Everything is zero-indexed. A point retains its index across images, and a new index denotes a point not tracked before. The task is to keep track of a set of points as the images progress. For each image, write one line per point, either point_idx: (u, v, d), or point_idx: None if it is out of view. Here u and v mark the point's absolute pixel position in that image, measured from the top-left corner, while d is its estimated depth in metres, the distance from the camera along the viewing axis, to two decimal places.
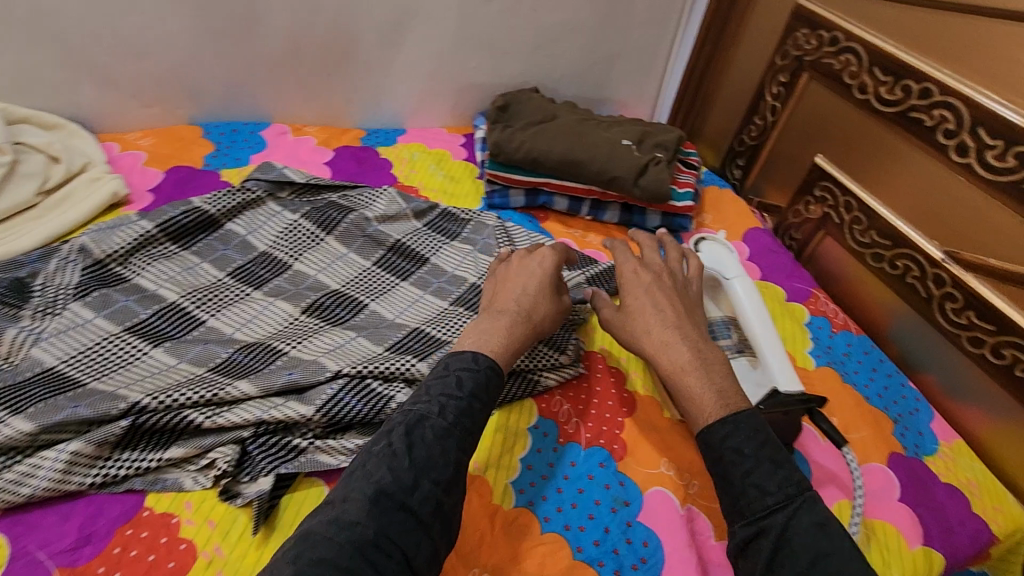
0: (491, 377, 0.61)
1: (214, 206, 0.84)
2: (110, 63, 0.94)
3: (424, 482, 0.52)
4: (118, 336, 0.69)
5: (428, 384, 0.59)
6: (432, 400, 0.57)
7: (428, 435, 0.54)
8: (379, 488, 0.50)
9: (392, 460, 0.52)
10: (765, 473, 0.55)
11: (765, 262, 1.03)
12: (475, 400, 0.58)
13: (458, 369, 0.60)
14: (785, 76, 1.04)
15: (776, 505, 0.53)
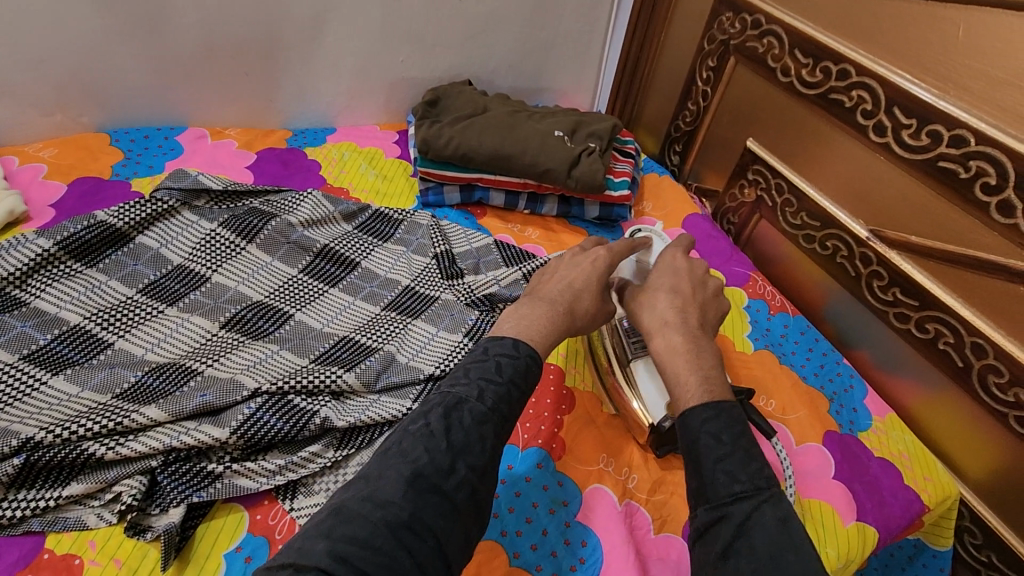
0: (531, 366, 0.56)
1: (122, 219, 0.79)
2: (0, 71, 0.87)
3: (461, 466, 0.48)
4: (13, 366, 0.64)
5: (466, 366, 0.55)
6: (472, 383, 0.53)
7: (467, 420, 0.50)
8: (415, 470, 0.46)
9: (430, 441, 0.48)
10: (740, 461, 0.49)
11: (704, 248, 1.04)
12: (514, 386, 0.54)
13: (499, 354, 0.56)
14: (714, 60, 1.03)
15: (744, 492, 0.47)
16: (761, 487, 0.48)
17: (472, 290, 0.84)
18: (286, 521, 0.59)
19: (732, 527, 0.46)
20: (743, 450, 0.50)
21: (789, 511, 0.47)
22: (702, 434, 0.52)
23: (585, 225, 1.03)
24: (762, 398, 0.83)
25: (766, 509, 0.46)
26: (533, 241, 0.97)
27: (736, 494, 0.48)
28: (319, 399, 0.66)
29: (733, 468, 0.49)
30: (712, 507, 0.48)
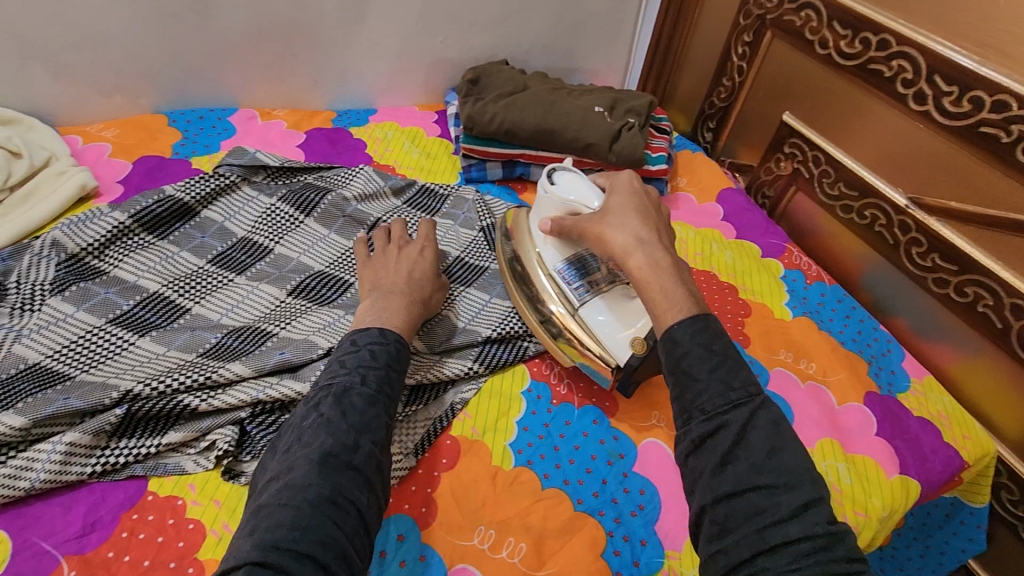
0: (400, 347, 0.61)
1: (189, 193, 0.83)
2: (64, 54, 0.89)
3: (365, 442, 0.51)
4: (102, 329, 0.68)
5: (340, 358, 0.58)
6: (352, 372, 0.56)
7: (358, 402, 0.54)
8: (324, 452, 0.49)
9: (330, 427, 0.51)
10: (731, 368, 0.48)
11: (740, 221, 1.07)
12: (392, 369, 0.59)
13: (369, 342, 0.60)
14: (750, 35, 1.05)
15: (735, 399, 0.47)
16: (754, 392, 0.48)
17: None
18: None
19: (732, 434, 0.46)
20: (731, 355, 0.49)
21: (780, 415, 0.48)
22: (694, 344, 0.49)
23: None
24: (803, 361, 0.86)
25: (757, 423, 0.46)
26: None
27: (732, 401, 0.47)
28: None
29: (729, 377, 0.48)
30: (709, 417, 0.47)
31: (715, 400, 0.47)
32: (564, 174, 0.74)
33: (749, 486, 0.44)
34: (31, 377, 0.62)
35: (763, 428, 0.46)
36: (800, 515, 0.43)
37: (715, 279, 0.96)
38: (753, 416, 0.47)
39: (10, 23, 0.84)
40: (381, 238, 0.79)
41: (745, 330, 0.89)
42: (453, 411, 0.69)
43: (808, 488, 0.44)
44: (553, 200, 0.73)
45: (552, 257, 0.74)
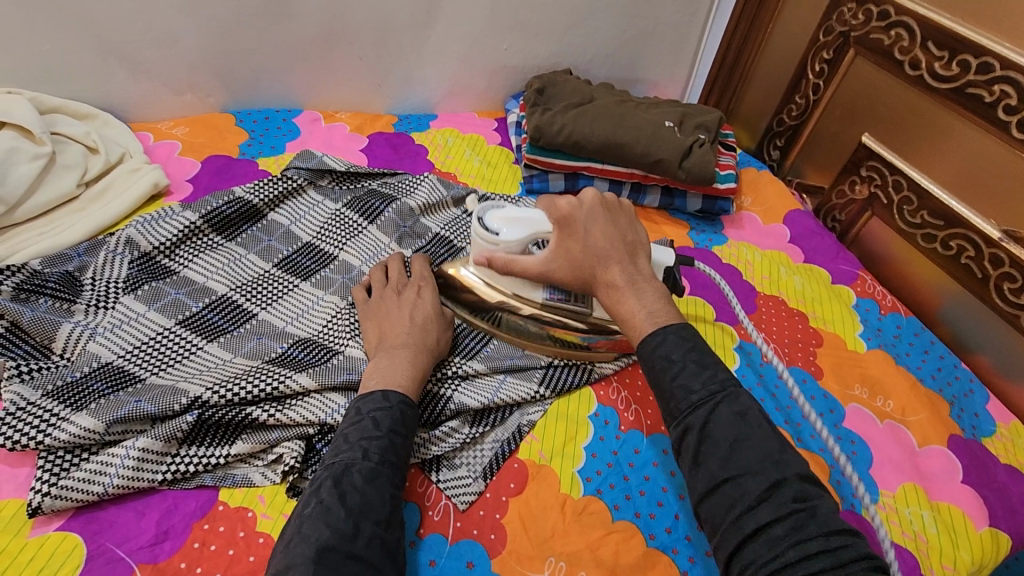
0: (407, 410, 0.59)
1: (258, 197, 0.83)
2: (142, 51, 0.90)
3: (366, 526, 0.49)
4: (172, 331, 0.68)
5: (345, 433, 0.55)
6: (354, 447, 0.53)
7: (358, 481, 0.51)
8: (321, 547, 0.46)
9: (328, 515, 0.49)
10: (690, 372, 0.54)
11: (808, 245, 1.03)
12: (396, 435, 0.56)
13: (374, 410, 0.57)
14: (830, 52, 1.01)
15: (700, 400, 0.53)
16: (713, 391, 0.53)
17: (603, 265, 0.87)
18: (434, 491, 0.62)
19: (695, 435, 0.52)
20: (692, 361, 0.55)
21: (746, 405, 0.52)
22: (656, 358, 0.56)
23: (686, 217, 1.04)
24: (879, 398, 0.81)
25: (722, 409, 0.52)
26: None
27: (693, 403, 0.53)
28: (447, 382, 0.70)
29: (688, 382, 0.54)
30: (677, 423, 0.53)
31: (680, 405, 0.53)
32: (490, 219, 0.70)
33: (719, 482, 0.50)
34: (104, 376, 0.61)
35: (724, 422, 0.51)
36: (770, 497, 0.47)
37: (783, 305, 0.92)
38: (712, 415, 0.52)
39: (95, 18, 0.84)
40: (378, 279, 0.74)
41: (817, 361, 0.85)
42: (521, 433, 0.67)
43: (770, 470, 0.48)
44: (507, 246, 0.69)
45: (530, 291, 0.72)
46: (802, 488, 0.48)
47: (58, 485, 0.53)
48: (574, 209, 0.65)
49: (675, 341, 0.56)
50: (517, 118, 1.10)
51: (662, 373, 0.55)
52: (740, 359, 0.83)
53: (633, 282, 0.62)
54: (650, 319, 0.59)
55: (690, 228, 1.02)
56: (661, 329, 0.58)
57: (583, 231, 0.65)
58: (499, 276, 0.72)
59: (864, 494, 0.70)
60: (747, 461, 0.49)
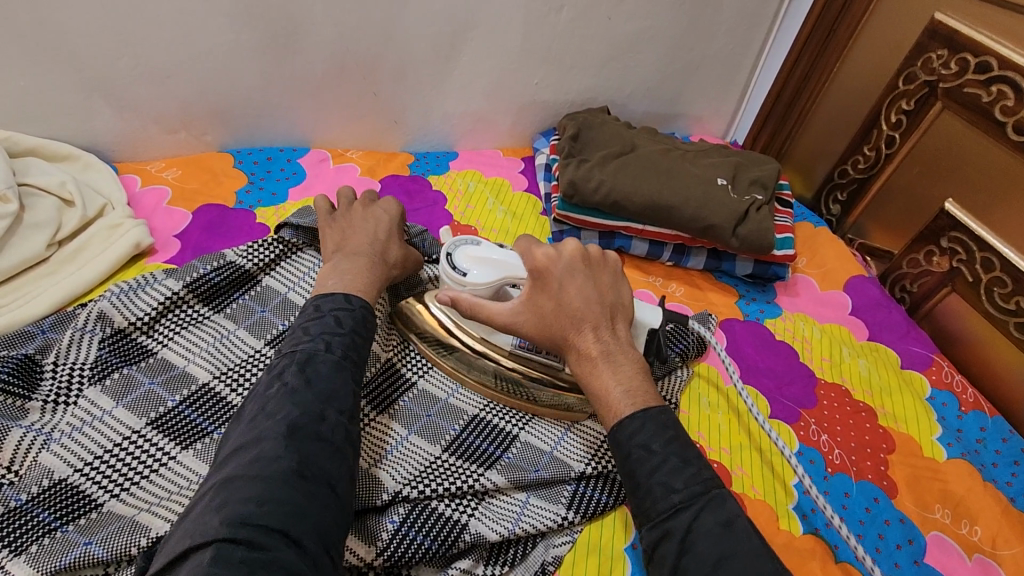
0: (367, 314, 0.61)
1: (252, 261, 0.73)
2: (130, 86, 0.80)
3: (332, 413, 0.50)
4: (140, 435, 0.58)
5: (305, 327, 0.57)
6: (316, 339, 0.55)
7: (323, 370, 0.52)
8: (291, 424, 0.48)
9: (295, 396, 0.50)
10: (672, 469, 0.48)
11: (874, 319, 0.90)
12: (357, 335, 0.58)
13: (334, 309, 0.59)
14: (911, 102, 0.89)
15: (681, 502, 0.46)
16: (698, 492, 0.47)
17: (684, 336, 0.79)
18: None
19: (675, 543, 0.45)
20: (675, 456, 0.49)
21: (732, 513, 0.46)
22: (633, 447, 0.50)
23: (735, 282, 0.92)
24: (965, 523, 0.69)
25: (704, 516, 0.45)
26: (679, 301, 0.87)
27: (675, 504, 0.47)
28: (461, 502, 0.59)
29: (670, 479, 0.48)
30: (652, 525, 0.47)
31: (659, 506, 0.47)
32: (461, 258, 0.64)
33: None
34: (54, 501, 0.52)
35: (709, 533, 0.45)
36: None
37: (847, 397, 0.80)
38: (697, 519, 0.46)
39: (77, 54, 0.75)
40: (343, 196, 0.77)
41: (890, 472, 0.73)
42: (543, 575, 0.57)
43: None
44: (475, 290, 0.63)
45: (499, 336, 0.66)
46: None
47: None
48: (552, 260, 0.60)
49: (654, 429, 0.51)
50: (546, 160, 1.00)
51: (639, 465, 0.49)
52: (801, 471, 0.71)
53: (609, 351, 0.57)
54: (627, 400, 0.53)
55: (740, 296, 0.91)
56: (642, 413, 0.52)
57: (557, 291, 0.59)
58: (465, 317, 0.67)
59: None
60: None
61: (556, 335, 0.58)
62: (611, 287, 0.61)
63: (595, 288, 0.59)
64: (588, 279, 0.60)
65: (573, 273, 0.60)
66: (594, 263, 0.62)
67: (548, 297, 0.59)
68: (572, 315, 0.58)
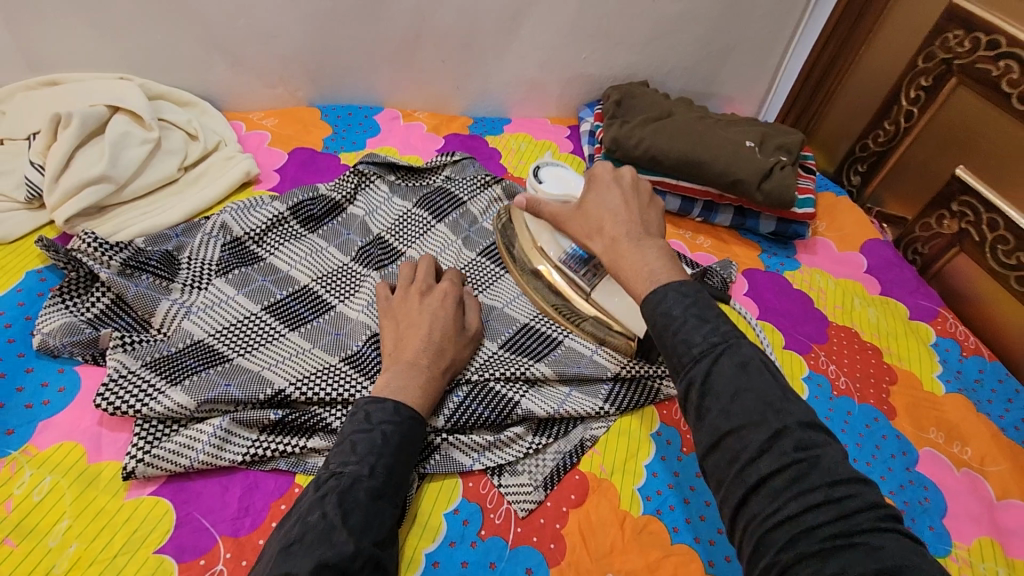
0: (416, 426, 0.58)
1: (339, 192, 0.87)
2: (242, 46, 0.94)
3: (366, 543, 0.48)
4: (257, 316, 0.71)
5: (351, 440, 0.54)
6: (362, 460, 0.53)
7: (363, 497, 0.50)
8: (321, 563, 0.45)
9: (331, 535, 0.47)
10: (693, 325, 0.47)
11: (886, 276, 0.98)
12: (402, 453, 0.55)
13: (383, 422, 0.56)
14: (929, 79, 0.97)
15: (700, 352, 0.46)
16: (715, 343, 0.46)
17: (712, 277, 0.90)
18: (495, 493, 0.63)
19: (696, 388, 0.45)
20: (695, 316, 0.48)
21: (748, 356, 0.46)
22: (656, 315, 0.49)
23: (758, 239, 1.02)
24: (957, 444, 0.78)
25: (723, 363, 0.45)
26: (705, 251, 0.97)
27: (695, 356, 0.46)
28: (515, 386, 0.70)
29: (690, 335, 0.47)
30: (677, 377, 0.46)
31: (681, 358, 0.46)
32: (546, 172, 0.75)
33: (722, 434, 0.43)
34: (195, 354, 0.65)
35: (726, 374, 0.45)
36: (770, 449, 0.41)
37: (855, 337, 0.89)
38: (717, 366, 0.45)
39: (205, 17, 0.90)
40: (404, 278, 0.73)
41: (890, 399, 0.81)
42: (583, 447, 0.68)
43: (772, 419, 0.42)
44: (544, 195, 0.72)
45: (554, 247, 0.75)
46: (804, 436, 0.42)
47: (151, 453, 0.56)
48: (605, 172, 0.65)
49: (675, 299, 0.49)
50: (590, 126, 1.11)
51: (663, 327, 0.48)
52: (809, 390, 0.80)
53: (638, 243, 0.56)
54: (651, 280, 0.52)
55: (761, 250, 1.00)
56: (662, 287, 0.50)
57: (601, 196, 0.63)
58: (539, 227, 0.76)
59: (935, 543, 0.67)
60: (747, 412, 0.43)
61: (590, 228, 0.61)
62: (654, 209, 0.62)
63: (637, 208, 0.61)
64: (632, 197, 0.61)
65: (621, 185, 0.63)
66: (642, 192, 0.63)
67: (594, 203, 0.63)
68: (610, 217, 0.60)
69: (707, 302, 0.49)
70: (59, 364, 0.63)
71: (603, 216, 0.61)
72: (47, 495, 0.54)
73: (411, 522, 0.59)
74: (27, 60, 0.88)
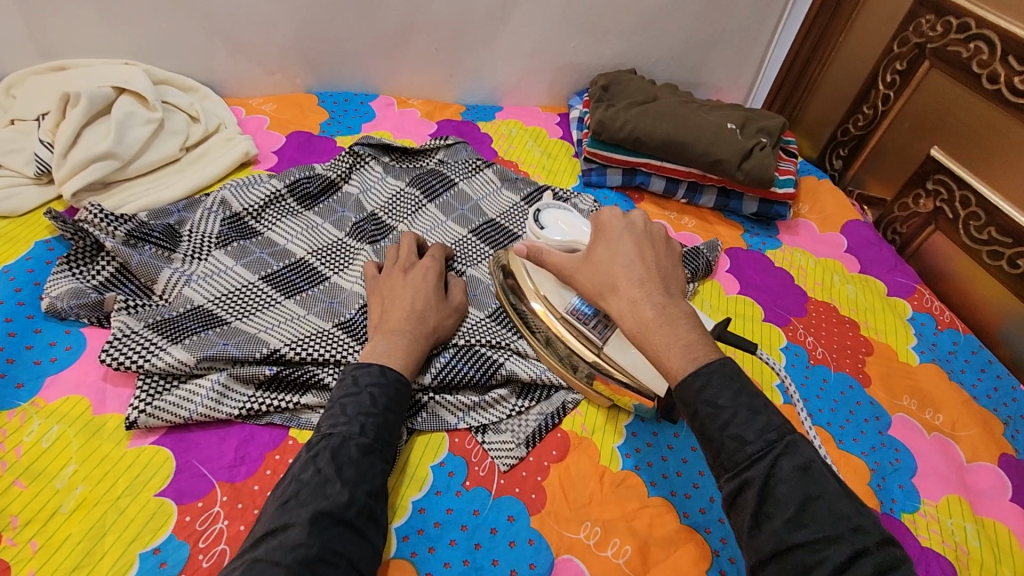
0: (401, 388, 0.60)
1: (334, 172, 0.90)
2: (242, 33, 0.98)
3: (360, 495, 0.51)
4: (254, 285, 0.74)
5: (341, 403, 0.56)
6: (351, 421, 0.55)
7: (354, 453, 0.53)
8: (318, 511, 0.48)
9: (325, 488, 0.49)
10: (743, 421, 0.48)
11: (865, 255, 1.01)
12: (390, 413, 0.58)
13: (370, 384, 0.58)
14: (903, 63, 1.01)
15: (757, 452, 0.47)
16: (771, 441, 0.47)
17: (695, 255, 0.93)
18: (480, 449, 0.66)
19: (756, 491, 0.46)
20: (745, 407, 0.49)
21: (808, 458, 0.47)
22: (700, 403, 0.50)
23: (741, 220, 1.05)
24: (929, 411, 0.80)
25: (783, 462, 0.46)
26: (689, 230, 1.00)
27: (749, 456, 0.47)
28: (500, 351, 0.73)
29: (741, 431, 0.48)
30: (731, 477, 0.47)
31: (734, 457, 0.48)
32: (547, 215, 0.73)
33: (788, 545, 0.44)
34: (195, 317, 0.68)
35: (788, 480, 0.46)
36: (848, 570, 0.42)
37: (833, 311, 0.92)
38: (775, 467, 0.46)
39: (207, 4, 0.93)
40: (389, 257, 0.76)
41: (866, 368, 0.84)
42: (565, 409, 0.70)
43: (848, 536, 0.43)
44: (546, 242, 0.70)
45: (562, 296, 0.68)
46: (885, 556, 0.42)
47: (153, 405, 0.59)
48: (614, 220, 0.64)
49: (721, 382, 0.50)
50: (579, 113, 1.14)
51: (709, 421, 0.49)
52: (787, 359, 0.83)
53: (663, 310, 0.56)
54: (688, 355, 0.52)
55: (744, 230, 1.03)
56: (704, 368, 0.51)
57: (613, 243, 0.62)
58: (543, 274, 0.70)
59: (904, 501, 0.70)
60: (819, 526, 0.44)
61: (604, 284, 0.60)
62: (667, 257, 0.62)
63: (649, 250, 0.62)
64: (643, 239, 0.62)
65: (632, 231, 0.63)
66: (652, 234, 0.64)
67: (606, 251, 0.62)
68: (624, 266, 0.60)
69: (753, 395, 0.49)
70: (66, 325, 0.66)
71: (616, 266, 0.60)
72: (55, 443, 0.57)
73: (398, 473, 0.62)
74: (35, 46, 0.92)
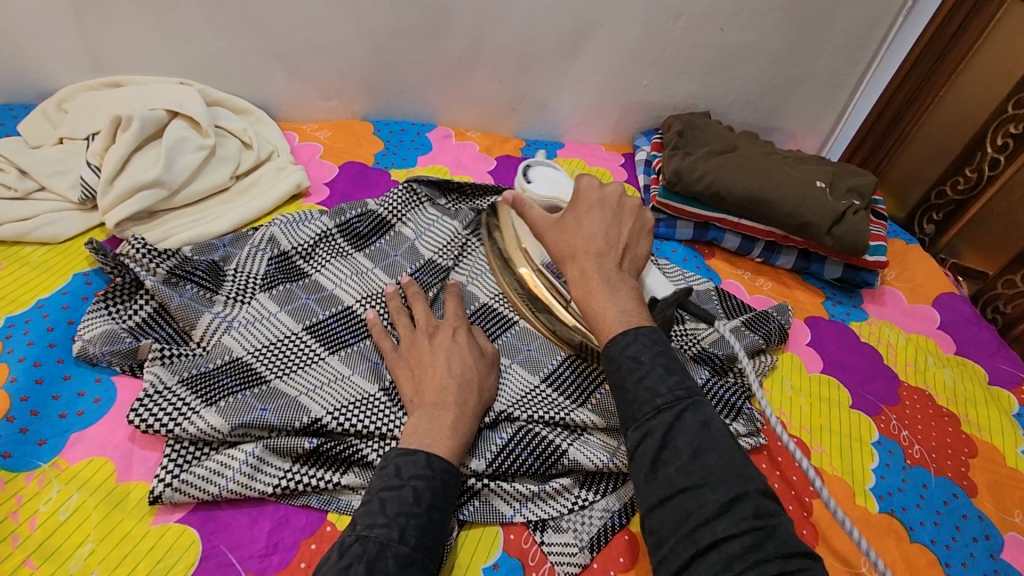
0: (449, 480, 0.53)
1: (386, 209, 0.83)
2: (301, 55, 0.94)
3: None
4: (298, 337, 0.67)
5: (381, 499, 0.50)
6: (391, 523, 0.48)
7: (392, 567, 0.45)
8: None
9: None
10: (658, 376, 0.51)
11: (961, 335, 0.91)
12: (434, 512, 0.50)
13: (414, 477, 0.51)
14: (1019, 126, 0.96)
15: (665, 404, 0.50)
16: (679, 396, 0.50)
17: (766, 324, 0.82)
18: (537, 550, 0.58)
19: (655, 441, 0.48)
20: (661, 365, 0.52)
21: (711, 417, 0.50)
22: (623, 359, 0.53)
23: (822, 285, 0.96)
24: None
25: (689, 415, 0.49)
26: (764, 294, 0.92)
27: (657, 407, 0.50)
28: (559, 432, 0.65)
29: (654, 384, 0.51)
30: (637, 426, 0.50)
31: (642, 408, 0.50)
32: None
33: (676, 490, 0.46)
34: (232, 372, 0.62)
35: (688, 430, 0.48)
36: (729, 512, 0.44)
37: (929, 401, 0.81)
38: (677, 420, 0.49)
39: (267, 24, 0.89)
40: (404, 325, 0.67)
41: (970, 473, 0.74)
42: (633, 506, 0.62)
43: (733, 485, 0.45)
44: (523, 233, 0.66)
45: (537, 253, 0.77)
46: (763, 504, 0.45)
47: (180, 478, 0.53)
48: (590, 189, 0.65)
49: (645, 343, 0.54)
50: (647, 156, 1.07)
51: (628, 373, 0.52)
52: (880, 457, 0.73)
53: (609, 279, 0.59)
54: (621, 317, 0.56)
55: (826, 297, 0.94)
56: (632, 330, 0.55)
57: (582, 214, 0.63)
58: (520, 241, 0.78)
59: None
60: (705, 473, 0.46)
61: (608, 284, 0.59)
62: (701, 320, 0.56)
63: (618, 227, 0.63)
64: (615, 215, 0.64)
65: (604, 206, 0.64)
66: (627, 209, 0.65)
67: (574, 217, 0.63)
68: (585, 236, 0.62)
69: (672, 358, 0.53)
70: (96, 372, 0.61)
71: (578, 236, 0.62)
72: (74, 514, 0.51)
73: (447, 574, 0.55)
74: (91, 60, 0.89)
